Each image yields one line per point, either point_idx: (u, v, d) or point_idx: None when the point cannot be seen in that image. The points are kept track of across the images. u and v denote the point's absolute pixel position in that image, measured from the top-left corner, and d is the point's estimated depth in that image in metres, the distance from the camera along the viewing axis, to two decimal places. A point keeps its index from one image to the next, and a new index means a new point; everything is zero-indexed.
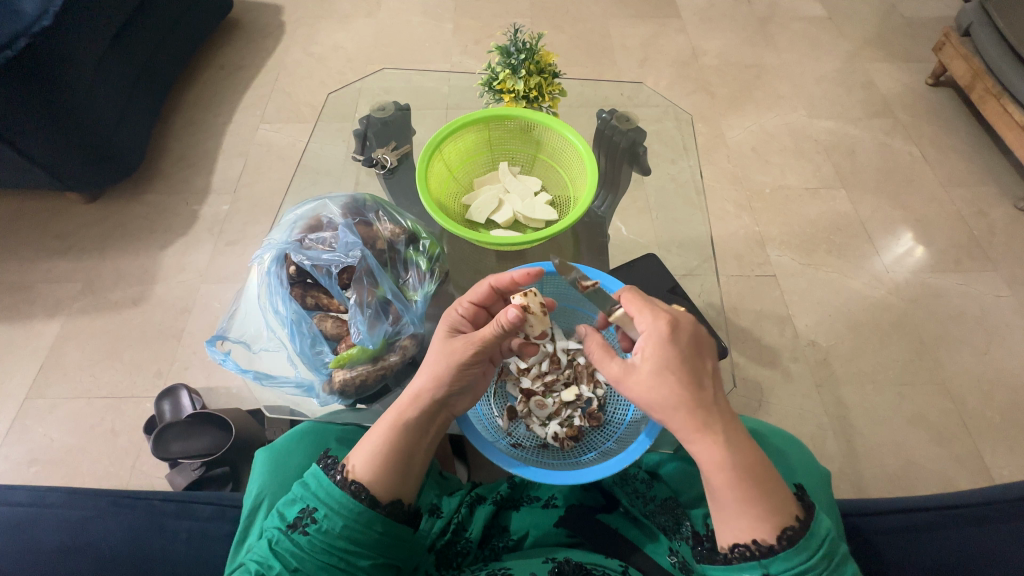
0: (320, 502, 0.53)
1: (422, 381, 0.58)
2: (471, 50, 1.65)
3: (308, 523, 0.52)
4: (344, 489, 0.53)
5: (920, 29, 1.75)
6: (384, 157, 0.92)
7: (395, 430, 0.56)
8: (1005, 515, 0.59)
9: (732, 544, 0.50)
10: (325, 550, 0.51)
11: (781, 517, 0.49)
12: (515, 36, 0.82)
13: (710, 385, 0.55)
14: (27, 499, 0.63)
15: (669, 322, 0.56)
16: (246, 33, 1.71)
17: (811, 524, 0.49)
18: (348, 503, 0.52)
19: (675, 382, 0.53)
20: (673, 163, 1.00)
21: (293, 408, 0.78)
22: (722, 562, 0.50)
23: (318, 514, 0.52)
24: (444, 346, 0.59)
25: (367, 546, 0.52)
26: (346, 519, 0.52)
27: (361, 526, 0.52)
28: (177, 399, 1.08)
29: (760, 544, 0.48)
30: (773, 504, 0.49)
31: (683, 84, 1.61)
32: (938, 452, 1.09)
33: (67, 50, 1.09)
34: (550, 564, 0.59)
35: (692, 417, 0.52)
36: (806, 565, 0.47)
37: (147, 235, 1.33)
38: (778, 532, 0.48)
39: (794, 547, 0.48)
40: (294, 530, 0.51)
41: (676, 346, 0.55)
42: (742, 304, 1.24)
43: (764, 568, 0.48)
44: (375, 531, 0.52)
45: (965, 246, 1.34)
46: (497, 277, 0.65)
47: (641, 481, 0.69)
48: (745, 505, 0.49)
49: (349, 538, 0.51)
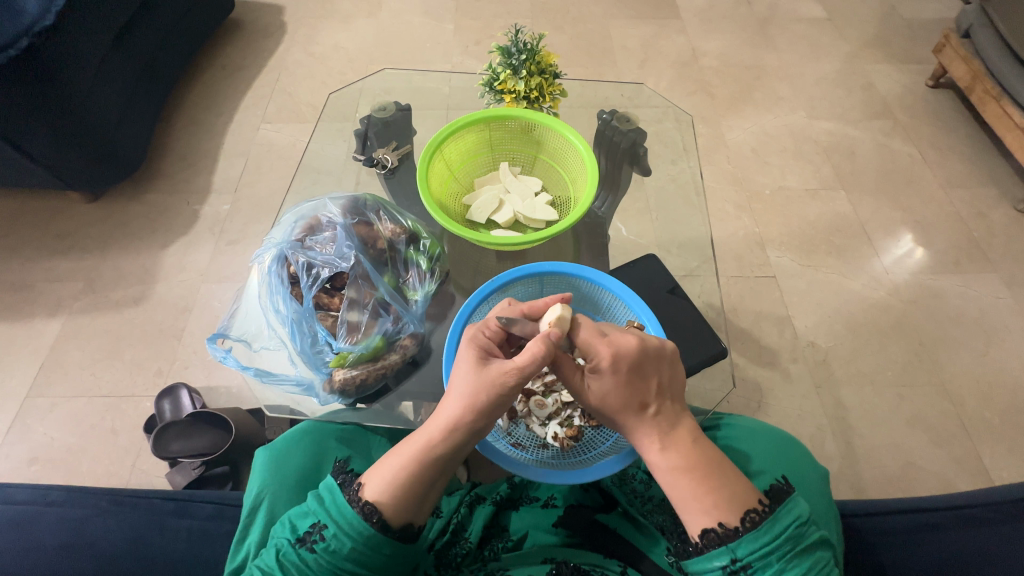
0: (330, 520, 0.52)
1: (455, 409, 0.55)
2: (471, 50, 1.65)
3: (317, 540, 0.51)
4: (356, 509, 0.52)
5: (919, 30, 1.76)
6: (384, 157, 0.93)
7: (420, 461, 0.54)
8: (1007, 517, 0.59)
9: (700, 532, 0.50)
10: (331, 569, 0.51)
11: (744, 501, 0.50)
12: (515, 37, 0.82)
13: (655, 404, 0.55)
14: (28, 497, 0.63)
15: (607, 355, 0.55)
16: (247, 33, 1.71)
17: (778, 508, 0.49)
18: (358, 524, 0.51)
19: (622, 410, 0.55)
20: (674, 164, 1.00)
21: (293, 407, 0.77)
22: (695, 553, 0.50)
23: (327, 532, 0.51)
24: (477, 371, 0.55)
25: (372, 568, 0.52)
26: (355, 540, 0.51)
27: (369, 549, 0.51)
28: (179, 398, 1.08)
29: (725, 528, 0.49)
30: (729, 493, 0.50)
31: (683, 85, 1.61)
32: (937, 454, 1.09)
33: (68, 50, 1.09)
34: (549, 565, 0.60)
35: (635, 431, 0.55)
36: (769, 547, 0.47)
37: (148, 235, 1.33)
38: (742, 515, 0.49)
39: (757, 530, 0.48)
40: (302, 545, 0.51)
41: (619, 376, 0.55)
42: (742, 305, 1.24)
43: (732, 553, 0.48)
44: (382, 553, 0.52)
45: (965, 247, 1.34)
46: (530, 305, 0.62)
47: (640, 481, 0.70)
48: (696, 497, 0.50)
49: (355, 559, 0.51)
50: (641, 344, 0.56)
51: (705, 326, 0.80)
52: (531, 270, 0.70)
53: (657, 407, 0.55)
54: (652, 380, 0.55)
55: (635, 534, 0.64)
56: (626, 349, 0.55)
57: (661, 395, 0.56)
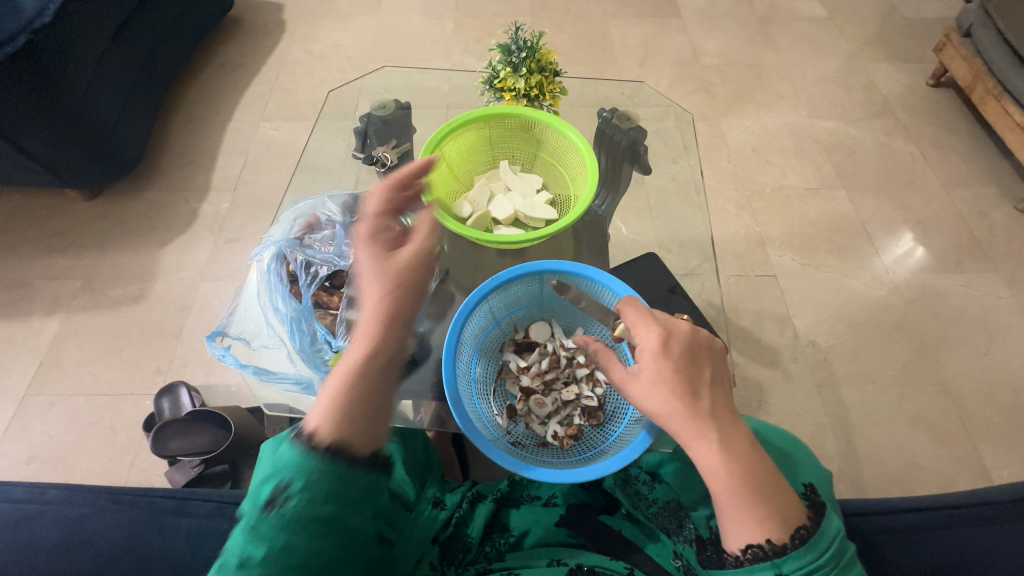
0: (294, 475, 0.48)
1: (368, 324, 0.56)
2: (470, 49, 1.64)
3: (286, 500, 0.47)
4: (317, 453, 0.49)
5: (920, 29, 1.76)
6: (384, 155, 0.91)
7: (353, 377, 0.53)
8: (1008, 515, 0.59)
9: (744, 546, 0.49)
10: (311, 521, 0.48)
11: (792, 516, 0.49)
12: (516, 34, 0.82)
13: (707, 396, 0.52)
14: (26, 496, 0.62)
15: (659, 336, 0.53)
16: (246, 32, 1.71)
17: (821, 523, 0.50)
18: (326, 464, 0.49)
19: (677, 396, 0.51)
20: (674, 162, 1.00)
21: (293, 405, 0.75)
22: (733, 566, 0.50)
23: (295, 487, 0.48)
24: (376, 273, 0.58)
25: (351, 502, 0.50)
26: (327, 484, 0.49)
27: (346, 483, 0.50)
28: (178, 396, 1.07)
29: (772, 544, 0.48)
30: (778, 507, 0.49)
31: (683, 84, 1.61)
32: (939, 453, 1.09)
33: (67, 47, 1.09)
34: (563, 567, 0.60)
35: (687, 426, 0.51)
36: (814, 564, 0.47)
37: (147, 233, 1.33)
38: (790, 532, 0.48)
39: (805, 546, 0.48)
40: (272, 509, 0.47)
41: (672, 360, 0.53)
42: (742, 304, 1.24)
43: (777, 568, 0.47)
44: (359, 482, 0.51)
45: (966, 246, 1.34)
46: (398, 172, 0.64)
47: (642, 482, 0.69)
48: (748, 507, 0.49)
49: (335, 502, 0.49)
50: (690, 333, 0.55)
51: (706, 325, 0.80)
52: (546, 267, 0.70)
53: (710, 399, 0.52)
54: (705, 371, 0.53)
55: (640, 537, 0.64)
56: (677, 335, 0.54)
57: (711, 388, 0.53)
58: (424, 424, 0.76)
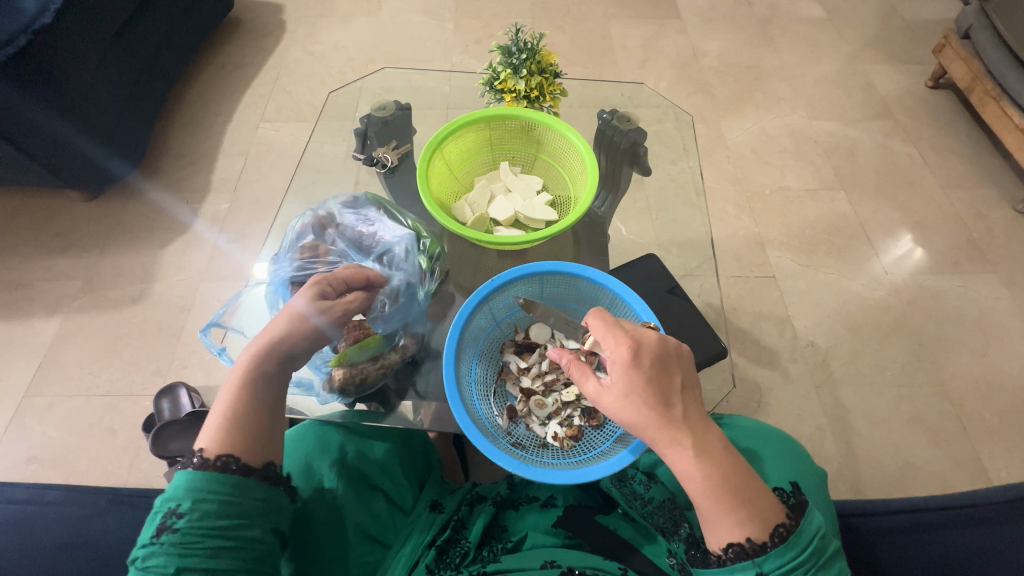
0: (182, 496, 0.48)
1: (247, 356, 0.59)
2: (471, 50, 1.65)
3: (176, 519, 0.47)
4: (209, 467, 0.51)
5: (919, 31, 1.76)
6: (384, 156, 0.93)
7: (238, 402, 0.56)
8: (1003, 516, 0.59)
9: (725, 545, 0.49)
10: (206, 533, 0.47)
11: (772, 516, 0.49)
12: (516, 36, 0.82)
13: (679, 404, 0.52)
14: (26, 496, 0.62)
15: (628, 349, 0.53)
16: (246, 32, 1.71)
17: (802, 521, 0.50)
18: (218, 479, 0.50)
19: (647, 408, 0.52)
20: (674, 164, 1.00)
21: (293, 406, 0.75)
22: (716, 564, 0.50)
23: (183, 507, 0.48)
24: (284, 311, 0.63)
25: (252, 516, 0.51)
26: (220, 496, 0.49)
27: (240, 497, 0.50)
28: (177, 397, 1.07)
29: (753, 543, 0.48)
30: (758, 507, 0.49)
31: (683, 85, 1.61)
32: (936, 454, 1.09)
33: (67, 48, 1.09)
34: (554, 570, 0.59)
35: (660, 434, 0.52)
36: (795, 562, 0.48)
37: (147, 234, 1.33)
38: (771, 531, 0.49)
39: (785, 544, 0.48)
40: (161, 535, 0.47)
41: (642, 372, 0.53)
42: (742, 305, 1.24)
43: (757, 567, 0.47)
44: (255, 497, 0.51)
45: (964, 248, 1.34)
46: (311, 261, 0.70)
47: (639, 482, 0.68)
48: (726, 509, 0.49)
49: (227, 513, 0.49)
50: (658, 341, 0.55)
51: (706, 326, 0.80)
52: (530, 271, 0.70)
53: (683, 406, 0.53)
54: (675, 378, 0.54)
55: (637, 536, 0.65)
56: (646, 345, 0.54)
57: (683, 395, 0.53)
58: (424, 424, 0.74)
